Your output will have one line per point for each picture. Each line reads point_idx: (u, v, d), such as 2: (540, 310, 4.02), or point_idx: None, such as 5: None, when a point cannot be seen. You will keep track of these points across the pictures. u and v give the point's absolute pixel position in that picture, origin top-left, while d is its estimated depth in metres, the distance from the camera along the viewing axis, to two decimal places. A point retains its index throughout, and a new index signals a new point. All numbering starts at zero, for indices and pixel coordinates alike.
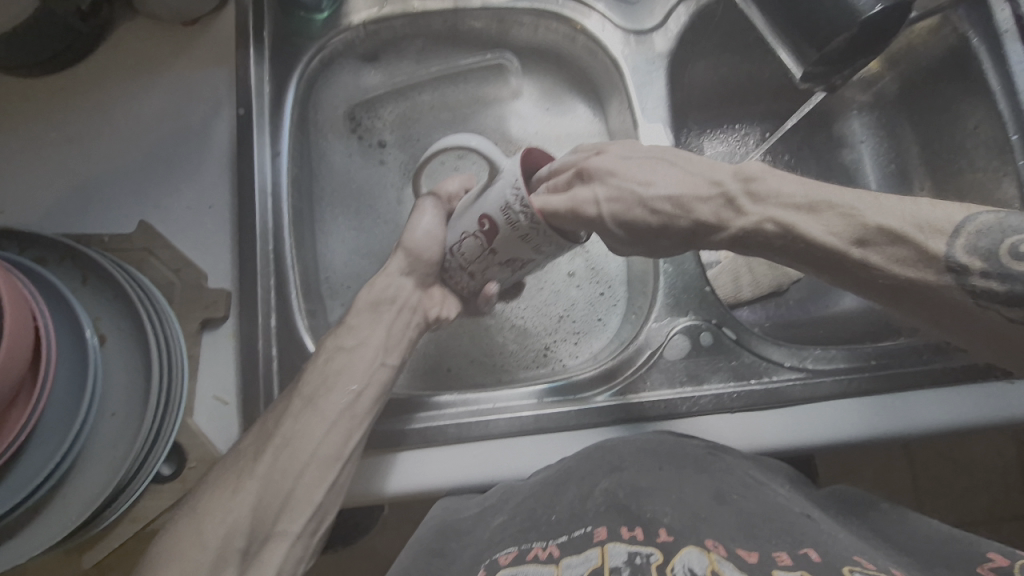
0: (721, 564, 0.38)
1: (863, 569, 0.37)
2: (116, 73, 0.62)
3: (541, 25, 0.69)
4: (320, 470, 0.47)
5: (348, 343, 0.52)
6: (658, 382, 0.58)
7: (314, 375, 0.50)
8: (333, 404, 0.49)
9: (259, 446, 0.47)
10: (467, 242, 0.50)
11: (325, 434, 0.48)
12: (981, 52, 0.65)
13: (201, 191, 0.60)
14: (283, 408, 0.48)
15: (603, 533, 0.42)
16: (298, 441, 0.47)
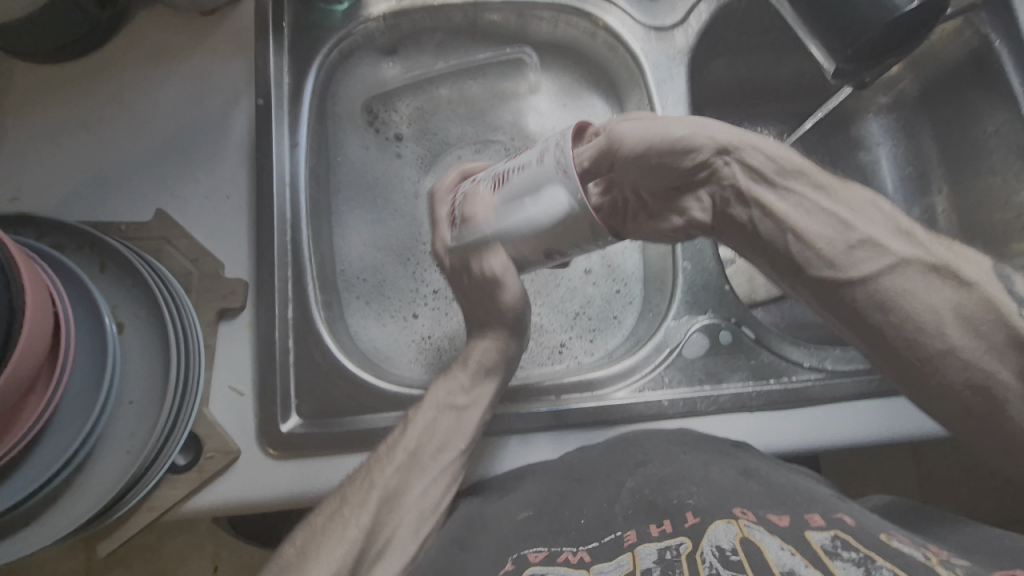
0: (750, 530, 0.39)
1: (900, 538, 0.39)
2: (134, 62, 0.62)
3: (561, 20, 0.68)
4: (414, 524, 0.49)
5: (461, 402, 0.53)
6: (677, 380, 0.58)
7: (421, 431, 0.51)
8: (439, 458, 0.51)
9: (364, 494, 0.49)
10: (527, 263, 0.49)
11: (425, 488, 0.50)
12: (1004, 53, 0.64)
13: (218, 181, 0.60)
14: (388, 459, 0.50)
15: (633, 535, 0.43)
16: (400, 495, 0.49)
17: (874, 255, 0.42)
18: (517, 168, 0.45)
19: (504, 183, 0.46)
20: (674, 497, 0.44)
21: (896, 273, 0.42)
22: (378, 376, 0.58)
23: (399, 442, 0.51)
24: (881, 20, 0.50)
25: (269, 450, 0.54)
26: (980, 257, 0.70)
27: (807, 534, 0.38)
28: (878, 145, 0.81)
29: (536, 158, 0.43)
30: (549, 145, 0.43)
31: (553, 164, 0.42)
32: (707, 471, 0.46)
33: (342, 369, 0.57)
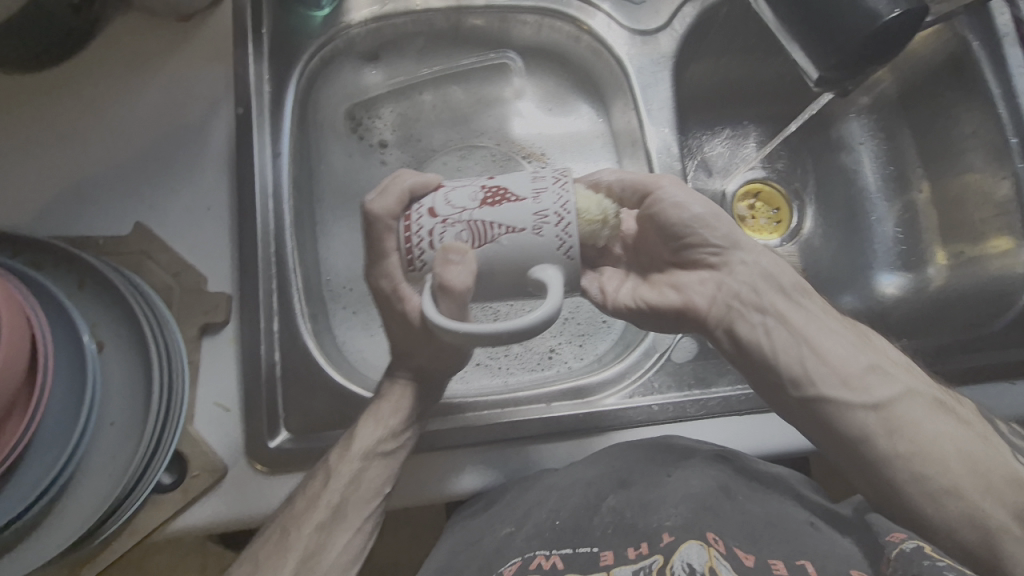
0: (719, 562, 0.41)
1: None
2: (108, 70, 0.60)
3: (545, 25, 0.68)
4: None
5: (389, 448, 0.51)
6: (666, 385, 0.58)
7: (344, 483, 0.50)
8: (366, 506, 0.51)
9: (279, 558, 0.47)
10: None
11: (349, 541, 0.50)
12: (981, 56, 0.65)
13: (199, 193, 0.59)
14: (306, 516, 0.49)
15: (610, 556, 0.44)
16: (323, 553, 0.48)
17: (885, 380, 0.47)
18: (502, 225, 0.42)
19: (490, 241, 0.43)
20: (653, 519, 0.45)
21: (904, 402, 0.46)
22: (366, 387, 0.58)
23: (322, 495, 0.49)
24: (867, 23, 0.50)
25: (255, 466, 0.53)
26: (961, 256, 0.71)
27: None
28: (858, 145, 0.80)
29: (532, 228, 0.42)
30: (545, 211, 0.42)
31: (553, 240, 0.42)
32: (688, 488, 0.47)
33: (330, 381, 0.56)
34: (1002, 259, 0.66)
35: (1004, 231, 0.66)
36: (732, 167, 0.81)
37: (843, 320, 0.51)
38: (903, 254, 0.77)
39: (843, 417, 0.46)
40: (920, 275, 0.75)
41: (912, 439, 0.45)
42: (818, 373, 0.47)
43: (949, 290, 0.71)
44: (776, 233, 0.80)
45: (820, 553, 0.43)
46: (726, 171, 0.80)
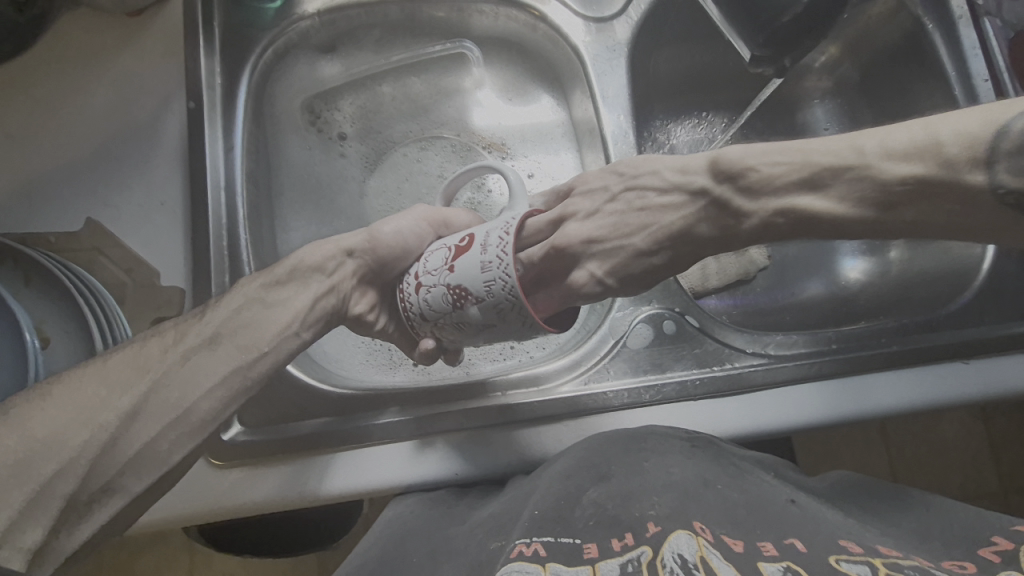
0: (709, 550, 0.38)
1: (849, 556, 0.38)
2: (58, 67, 0.60)
3: (500, 14, 0.68)
4: (189, 428, 0.45)
5: (270, 299, 0.51)
6: (623, 371, 0.58)
7: (219, 315, 0.49)
8: (237, 354, 0.48)
9: (131, 375, 0.44)
10: (436, 253, 0.48)
11: (210, 390, 0.46)
12: (936, 36, 0.65)
13: (152, 188, 0.59)
14: (177, 338, 0.47)
15: (593, 549, 0.41)
16: (176, 388, 0.45)
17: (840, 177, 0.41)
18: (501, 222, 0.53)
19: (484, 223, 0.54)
20: (636, 510, 0.43)
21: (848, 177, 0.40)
22: (323, 379, 0.58)
23: (195, 326, 0.48)
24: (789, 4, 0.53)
25: (212, 461, 0.53)
26: None
27: (758, 565, 0.38)
28: (824, 130, 0.80)
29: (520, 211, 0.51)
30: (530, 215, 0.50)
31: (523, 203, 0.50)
32: (668, 476, 0.46)
33: (286, 375, 0.56)
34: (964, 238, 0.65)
35: None
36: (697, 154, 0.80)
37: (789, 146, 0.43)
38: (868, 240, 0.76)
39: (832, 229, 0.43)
40: (883, 258, 0.73)
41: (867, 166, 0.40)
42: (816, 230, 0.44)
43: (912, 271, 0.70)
44: None
45: (806, 533, 0.41)
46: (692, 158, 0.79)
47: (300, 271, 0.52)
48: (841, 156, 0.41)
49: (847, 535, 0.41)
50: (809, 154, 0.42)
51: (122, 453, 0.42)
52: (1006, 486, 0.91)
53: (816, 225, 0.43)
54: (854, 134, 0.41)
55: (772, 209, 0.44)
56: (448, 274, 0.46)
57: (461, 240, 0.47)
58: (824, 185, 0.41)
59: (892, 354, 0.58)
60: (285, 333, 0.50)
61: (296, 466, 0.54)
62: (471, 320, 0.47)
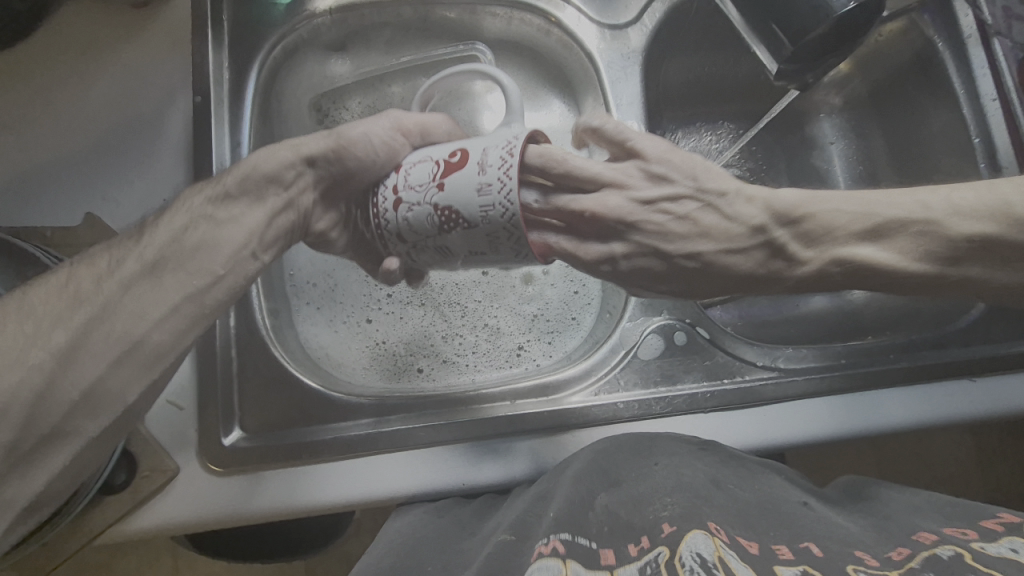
0: (726, 551, 0.38)
1: (869, 569, 0.37)
2: (57, 58, 0.58)
3: (515, 18, 0.67)
4: (144, 361, 0.41)
5: (220, 216, 0.44)
6: (633, 382, 0.57)
7: (162, 236, 0.42)
8: (187, 280, 0.42)
9: (65, 308, 0.38)
10: (422, 164, 0.44)
11: (160, 321, 0.41)
12: (946, 55, 0.66)
13: (154, 184, 0.57)
14: (117, 266, 0.41)
15: (610, 556, 0.41)
16: (116, 316, 0.40)
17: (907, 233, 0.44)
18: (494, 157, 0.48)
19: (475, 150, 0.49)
20: (649, 514, 0.43)
21: (913, 230, 0.44)
22: (328, 385, 0.56)
23: (135, 248, 0.42)
24: (817, 22, 0.52)
25: (210, 467, 0.52)
26: None
27: (774, 568, 0.38)
28: (830, 143, 0.80)
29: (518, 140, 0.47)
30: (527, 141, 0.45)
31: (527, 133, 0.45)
32: (679, 476, 0.46)
33: (288, 379, 0.55)
34: None
35: None
36: (705, 163, 0.79)
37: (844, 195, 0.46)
38: None
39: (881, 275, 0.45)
40: None
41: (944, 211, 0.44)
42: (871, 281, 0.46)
43: None
44: None
45: (821, 535, 0.41)
46: None
47: (252, 183, 0.46)
48: (907, 210, 0.44)
49: (859, 546, 0.40)
50: (874, 206, 0.45)
51: (66, 396, 0.38)
52: (993, 496, 0.92)
53: (874, 276, 0.45)
54: (915, 191, 0.45)
55: (829, 258, 0.45)
56: (434, 194, 0.42)
57: (451, 155, 0.43)
58: (885, 236, 0.44)
59: (901, 369, 0.57)
60: (241, 253, 0.45)
61: (306, 473, 0.52)
62: (455, 245, 0.44)
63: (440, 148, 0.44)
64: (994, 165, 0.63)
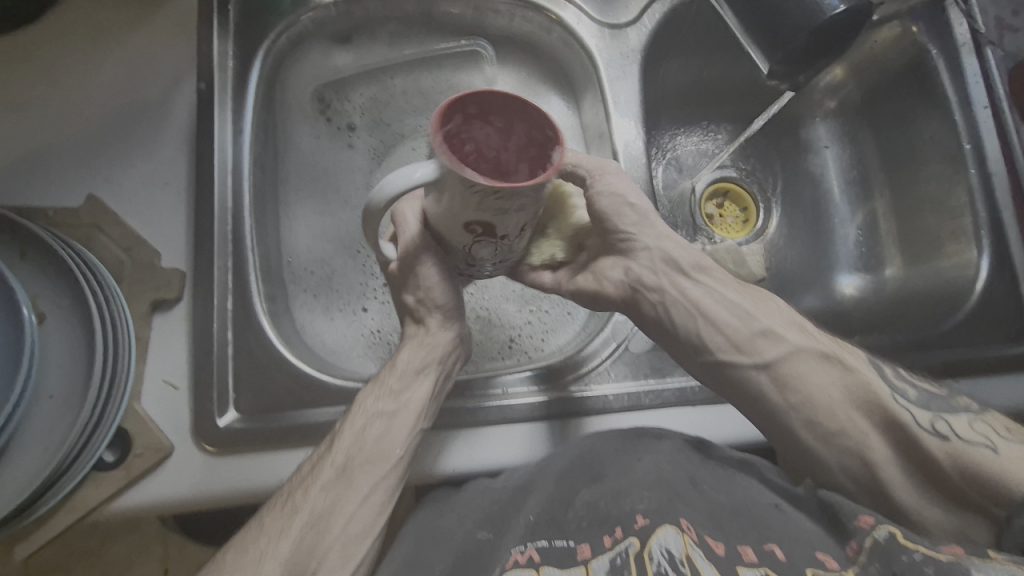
0: (694, 549, 0.40)
1: (826, 572, 0.39)
2: (65, 40, 0.59)
3: (517, 15, 0.68)
4: (354, 541, 0.46)
5: (392, 408, 0.51)
6: (623, 374, 0.59)
7: (351, 441, 0.49)
8: (373, 469, 0.49)
9: (285, 520, 0.46)
10: (476, 247, 0.42)
11: (355, 510, 0.47)
12: (940, 62, 0.67)
13: (156, 167, 0.58)
14: (315, 477, 0.48)
15: (586, 550, 0.42)
16: (327, 518, 0.46)
17: (774, 343, 0.52)
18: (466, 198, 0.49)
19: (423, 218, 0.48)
20: (625, 504, 0.44)
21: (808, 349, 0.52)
22: (321, 369, 0.57)
23: (328, 455, 0.49)
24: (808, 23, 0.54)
25: (203, 446, 0.52)
26: (917, 257, 0.72)
27: (739, 570, 0.39)
28: (825, 148, 0.81)
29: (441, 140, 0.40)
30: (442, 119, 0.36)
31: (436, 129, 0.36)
32: (658, 471, 0.47)
33: (285, 362, 0.55)
34: (956, 261, 0.67)
35: (957, 236, 0.67)
36: (702, 165, 0.80)
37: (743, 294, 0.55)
38: (865, 255, 0.77)
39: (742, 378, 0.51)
40: (878, 276, 0.75)
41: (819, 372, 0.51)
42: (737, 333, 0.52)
43: (904, 290, 0.71)
44: (743, 233, 0.79)
45: (787, 538, 0.42)
46: (697, 168, 0.80)
47: (407, 376, 0.52)
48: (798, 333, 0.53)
49: (820, 550, 0.42)
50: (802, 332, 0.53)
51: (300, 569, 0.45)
52: None
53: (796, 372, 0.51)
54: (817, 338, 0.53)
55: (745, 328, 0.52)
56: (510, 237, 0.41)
57: (474, 228, 0.39)
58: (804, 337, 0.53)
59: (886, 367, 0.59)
60: (416, 429, 0.51)
61: None
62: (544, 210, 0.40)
63: (456, 232, 0.41)
64: (984, 171, 0.65)
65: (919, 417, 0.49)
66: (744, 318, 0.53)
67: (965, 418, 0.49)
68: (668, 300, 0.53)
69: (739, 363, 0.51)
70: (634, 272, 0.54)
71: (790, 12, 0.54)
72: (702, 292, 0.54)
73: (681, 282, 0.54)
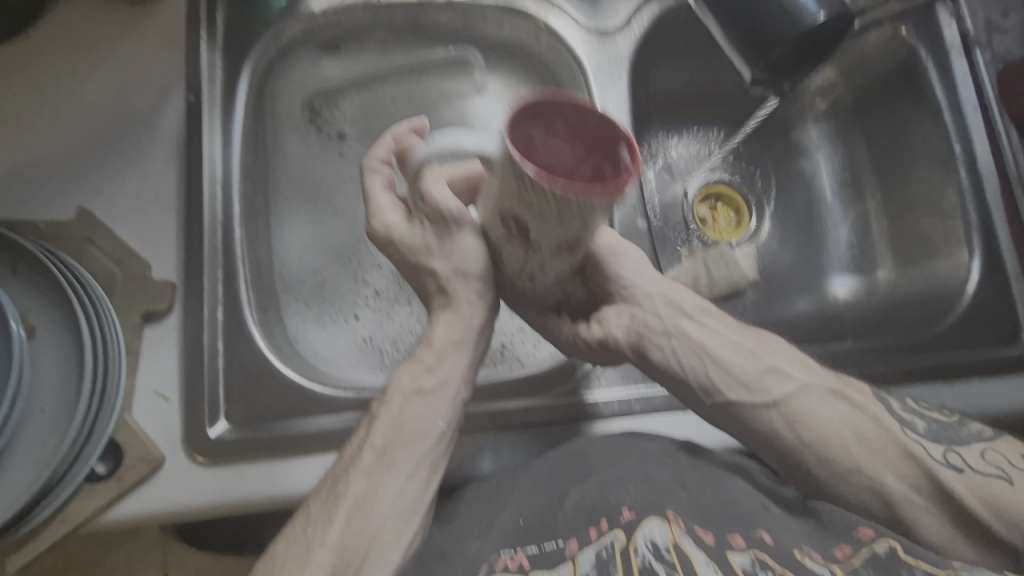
0: (681, 537, 0.45)
1: (811, 560, 0.44)
2: (53, 54, 0.60)
3: (506, 21, 0.68)
4: (397, 522, 0.46)
5: (429, 387, 0.48)
6: (614, 381, 0.58)
7: (389, 423, 0.47)
8: (418, 448, 0.47)
9: (329, 509, 0.45)
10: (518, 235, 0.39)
11: (401, 490, 0.46)
12: (928, 63, 0.68)
13: (146, 180, 0.58)
14: (354, 463, 0.46)
15: (574, 545, 0.46)
16: (372, 501, 0.45)
17: (781, 380, 0.50)
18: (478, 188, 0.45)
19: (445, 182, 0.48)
20: (613, 497, 0.48)
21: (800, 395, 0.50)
22: (312, 378, 0.57)
23: (366, 440, 0.47)
24: (789, 29, 0.54)
25: (195, 457, 0.52)
26: (909, 259, 0.72)
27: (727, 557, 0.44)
28: (817, 151, 0.81)
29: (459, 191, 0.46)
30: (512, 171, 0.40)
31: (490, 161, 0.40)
32: (646, 472, 0.48)
33: (275, 372, 0.55)
34: (948, 262, 0.67)
35: (949, 238, 0.67)
36: (694, 169, 0.80)
37: (739, 328, 0.53)
38: (858, 257, 0.77)
39: (752, 419, 0.49)
40: (870, 278, 0.75)
41: (810, 428, 0.49)
42: (722, 381, 0.50)
43: (896, 292, 0.71)
44: (737, 235, 0.79)
45: (773, 528, 0.46)
46: (689, 172, 0.80)
47: (450, 354, 0.48)
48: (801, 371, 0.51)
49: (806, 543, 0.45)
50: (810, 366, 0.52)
51: None
52: None
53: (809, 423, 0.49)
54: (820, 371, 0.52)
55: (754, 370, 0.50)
56: (544, 251, 0.39)
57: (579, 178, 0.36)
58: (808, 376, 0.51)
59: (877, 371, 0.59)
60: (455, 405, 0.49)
61: None
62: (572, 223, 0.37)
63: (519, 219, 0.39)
64: (974, 173, 0.65)
65: (932, 450, 0.49)
66: (752, 357, 0.51)
67: (979, 448, 0.50)
68: (675, 344, 0.50)
69: (752, 405, 0.49)
70: (640, 316, 0.51)
71: (772, 19, 0.54)
72: (704, 330, 0.52)
73: (681, 321, 0.51)
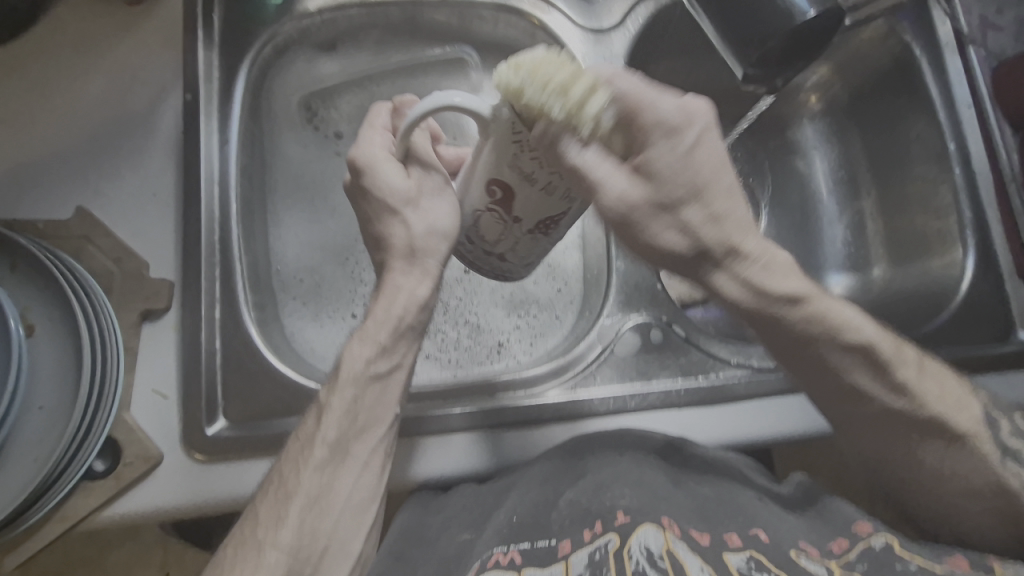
0: (676, 542, 0.43)
1: (808, 556, 0.43)
2: (52, 54, 0.60)
3: (501, 20, 0.68)
4: (354, 512, 0.49)
5: (383, 370, 0.49)
6: (610, 378, 0.58)
7: (342, 417, 0.48)
8: (369, 443, 0.49)
9: (280, 507, 0.46)
10: (482, 219, 0.46)
11: (358, 478, 0.48)
12: (923, 61, 0.68)
13: (144, 179, 0.58)
14: (306, 457, 0.47)
15: (567, 545, 0.45)
16: (328, 494, 0.47)
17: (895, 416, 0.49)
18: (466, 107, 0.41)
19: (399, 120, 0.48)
20: (608, 500, 0.46)
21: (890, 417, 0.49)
22: (308, 376, 0.57)
23: (316, 434, 0.47)
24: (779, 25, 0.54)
25: (192, 454, 0.52)
26: (904, 256, 0.72)
27: (723, 557, 0.43)
28: (813, 149, 0.80)
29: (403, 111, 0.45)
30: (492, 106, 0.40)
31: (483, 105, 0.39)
32: (640, 474, 0.48)
33: (271, 370, 0.56)
34: (943, 260, 0.67)
35: (944, 236, 0.67)
36: None
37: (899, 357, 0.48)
38: (853, 254, 0.77)
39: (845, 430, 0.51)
40: (866, 275, 0.75)
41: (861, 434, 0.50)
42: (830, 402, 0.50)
43: (891, 289, 0.71)
44: None
45: (768, 520, 0.46)
46: None
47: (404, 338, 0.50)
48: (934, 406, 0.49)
49: (806, 538, 0.44)
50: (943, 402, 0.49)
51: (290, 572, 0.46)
52: None
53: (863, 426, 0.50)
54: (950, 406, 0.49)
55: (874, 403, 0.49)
56: (520, 227, 0.44)
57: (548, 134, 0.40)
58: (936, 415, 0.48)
59: None
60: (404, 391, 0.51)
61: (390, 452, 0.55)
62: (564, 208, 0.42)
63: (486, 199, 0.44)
64: (968, 170, 0.65)
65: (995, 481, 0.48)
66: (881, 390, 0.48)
67: None
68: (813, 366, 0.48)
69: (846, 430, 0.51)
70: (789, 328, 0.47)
71: (763, 16, 0.54)
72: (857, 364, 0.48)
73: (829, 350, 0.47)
